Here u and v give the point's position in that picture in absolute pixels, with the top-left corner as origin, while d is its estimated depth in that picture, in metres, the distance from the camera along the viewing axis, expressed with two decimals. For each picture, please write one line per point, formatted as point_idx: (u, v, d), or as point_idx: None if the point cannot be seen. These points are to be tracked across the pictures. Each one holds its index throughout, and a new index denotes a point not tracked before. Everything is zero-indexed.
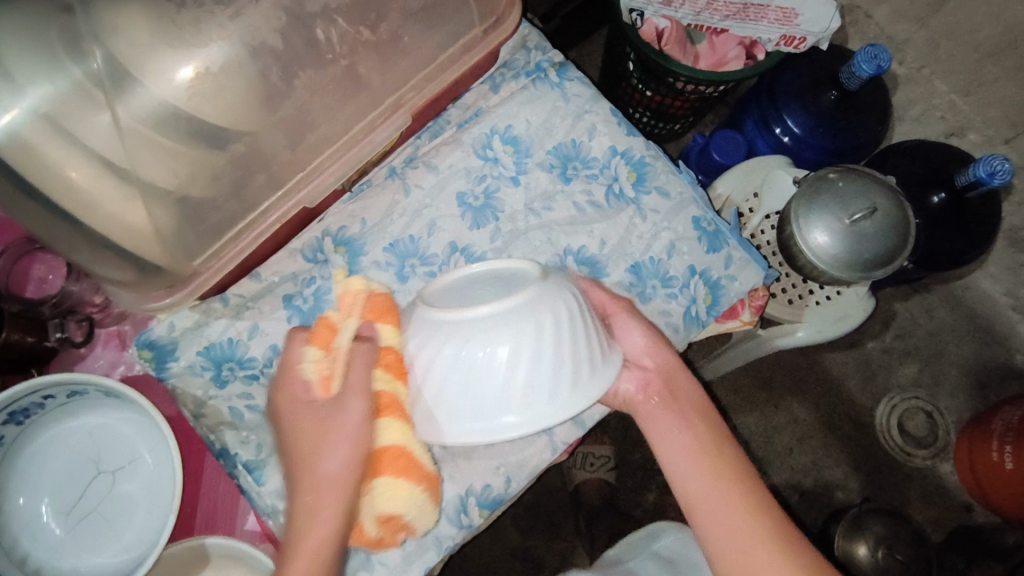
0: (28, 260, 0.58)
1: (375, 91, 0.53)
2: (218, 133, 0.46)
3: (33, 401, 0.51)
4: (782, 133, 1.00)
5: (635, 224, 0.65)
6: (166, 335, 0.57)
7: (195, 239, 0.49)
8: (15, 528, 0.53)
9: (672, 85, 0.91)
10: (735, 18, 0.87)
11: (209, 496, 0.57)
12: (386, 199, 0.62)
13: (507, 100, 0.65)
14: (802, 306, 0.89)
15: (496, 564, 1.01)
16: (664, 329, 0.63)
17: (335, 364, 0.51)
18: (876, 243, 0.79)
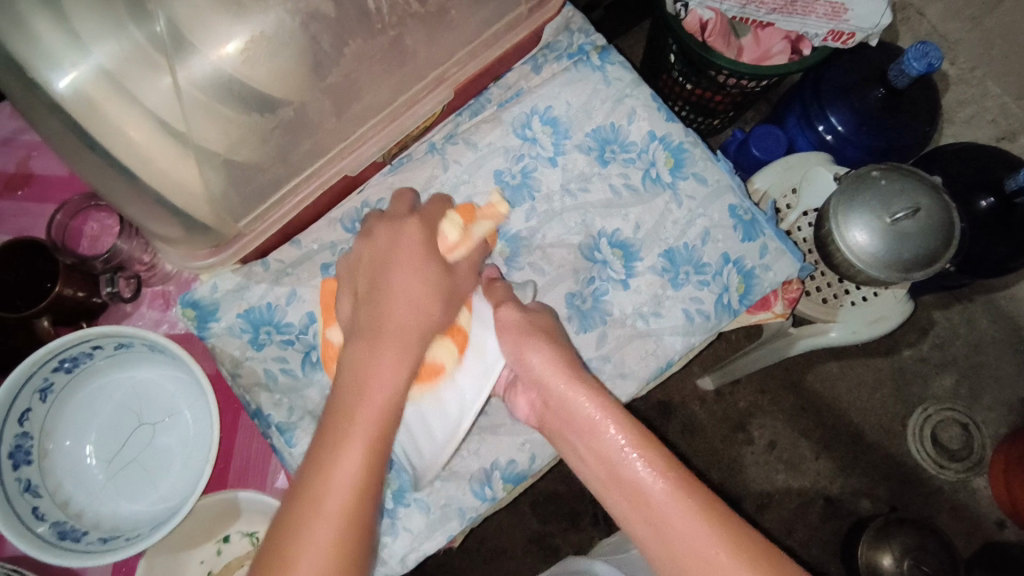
0: (83, 217, 0.61)
1: (420, 64, 0.54)
2: (267, 98, 0.47)
3: (83, 350, 0.54)
4: (826, 130, 0.98)
5: (671, 210, 0.64)
6: (209, 296, 0.59)
7: (239, 200, 0.51)
8: (60, 471, 0.55)
9: (714, 78, 0.91)
10: (781, 12, 0.86)
11: (242, 454, 0.59)
12: (425, 174, 0.63)
13: (548, 81, 0.66)
14: (836, 305, 0.88)
15: (512, 549, 1.02)
16: (695, 315, 0.62)
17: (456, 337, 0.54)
18: (918, 243, 0.77)
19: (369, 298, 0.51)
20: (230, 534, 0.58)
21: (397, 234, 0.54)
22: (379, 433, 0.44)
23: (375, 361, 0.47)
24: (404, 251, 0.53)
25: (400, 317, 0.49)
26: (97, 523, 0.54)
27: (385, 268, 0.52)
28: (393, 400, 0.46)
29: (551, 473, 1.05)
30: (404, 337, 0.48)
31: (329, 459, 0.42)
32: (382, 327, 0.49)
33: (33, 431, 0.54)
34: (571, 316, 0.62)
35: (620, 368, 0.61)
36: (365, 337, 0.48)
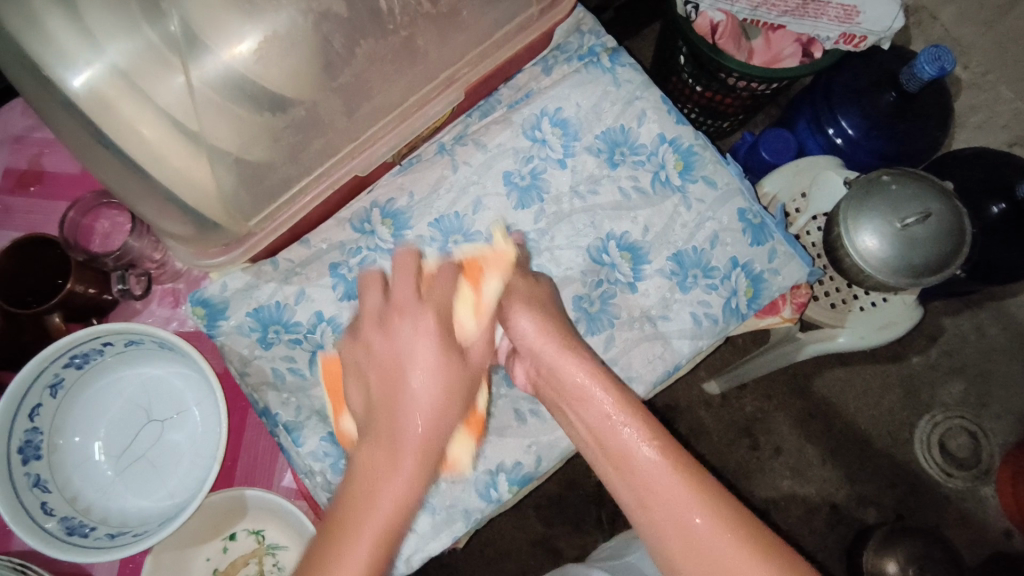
0: (94, 215, 0.61)
1: (430, 64, 0.54)
2: (279, 98, 0.47)
3: (93, 347, 0.54)
4: (836, 134, 0.98)
5: (680, 213, 0.64)
6: (218, 295, 0.59)
7: (250, 200, 0.51)
8: (69, 467, 0.55)
9: (724, 80, 0.90)
10: (793, 14, 0.85)
11: (250, 451, 0.59)
12: (435, 174, 0.63)
13: (558, 83, 0.66)
14: (845, 310, 0.87)
15: (515, 550, 1.02)
16: (703, 319, 0.62)
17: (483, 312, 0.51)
18: (929, 249, 0.76)
19: (382, 387, 0.45)
20: (236, 531, 0.58)
21: (407, 321, 0.47)
22: (382, 550, 0.38)
23: (388, 468, 0.41)
24: (416, 344, 0.46)
25: (414, 417, 0.43)
26: (105, 518, 0.55)
27: (394, 362, 0.45)
28: (401, 516, 0.40)
29: (555, 475, 1.05)
30: (421, 445, 0.42)
31: (327, 569, 0.37)
32: (395, 421, 0.43)
33: (43, 426, 0.54)
34: (579, 318, 0.62)
35: (628, 371, 0.61)
36: (376, 439, 0.42)
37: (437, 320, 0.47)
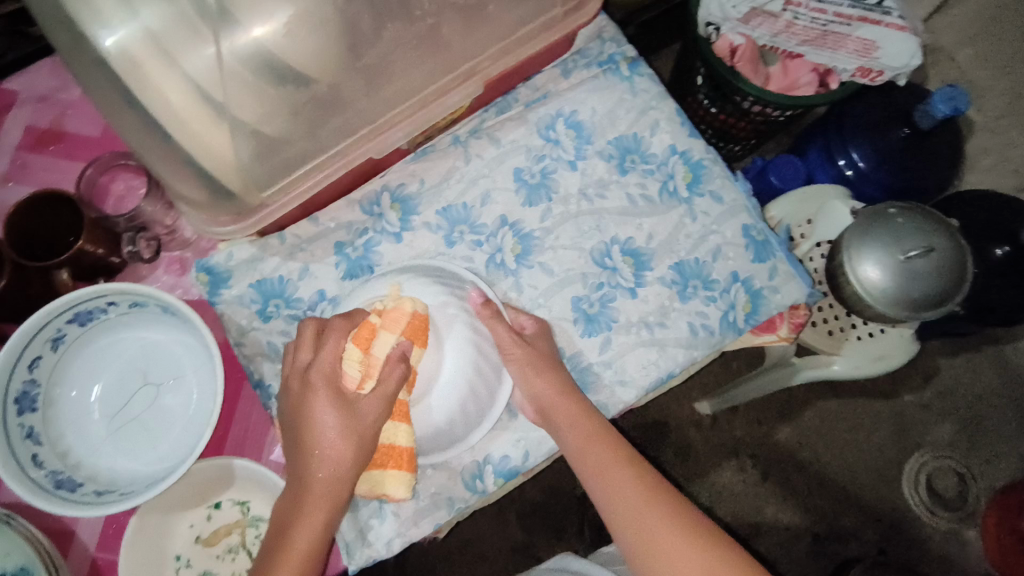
0: (112, 175, 0.62)
1: (453, 54, 0.55)
2: (301, 75, 0.48)
3: (97, 305, 0.55)
4: (846, 165, 0.99)
5: (685, 223, 0.65)
6: (224, 263, 0.60)
7: (266, 171, 0.52)
8: (62, 421, 0.56)
9: (738, 104, 0.92)
10: (811, 44, 0.84)
11: (242, 423, 0.59)
12: (447, 164, 0.64)
13: (576, 87, 0.67)
14: (842, 338, 0.87)
15: (495, 554, 1.02)
16: (699, 329, 0.63)
17: (373, 368, 0.50)
18: (929, 285, 0.77)
19: (297, 448, 0.49)
20: (221, 501, 0.58)
21: (306, 399, 0.49)
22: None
23: (301, 514, 0.47)
24: (321, 414, 0.48)
25: (325, 469, 0.48)
26: (93, 475, 0.55)
27: (302, 422, 0.49)
28: (312, 553, 0.47)
29: (541, 482, 1.04)
30: (326, 488, 0.48)
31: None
32: (307, 476, 0.48)
33: (40, 379, 0.55)
34: (577, 319, 0.62)
35: (621, 374, 0.61)
36: (294, 490, 0.48)
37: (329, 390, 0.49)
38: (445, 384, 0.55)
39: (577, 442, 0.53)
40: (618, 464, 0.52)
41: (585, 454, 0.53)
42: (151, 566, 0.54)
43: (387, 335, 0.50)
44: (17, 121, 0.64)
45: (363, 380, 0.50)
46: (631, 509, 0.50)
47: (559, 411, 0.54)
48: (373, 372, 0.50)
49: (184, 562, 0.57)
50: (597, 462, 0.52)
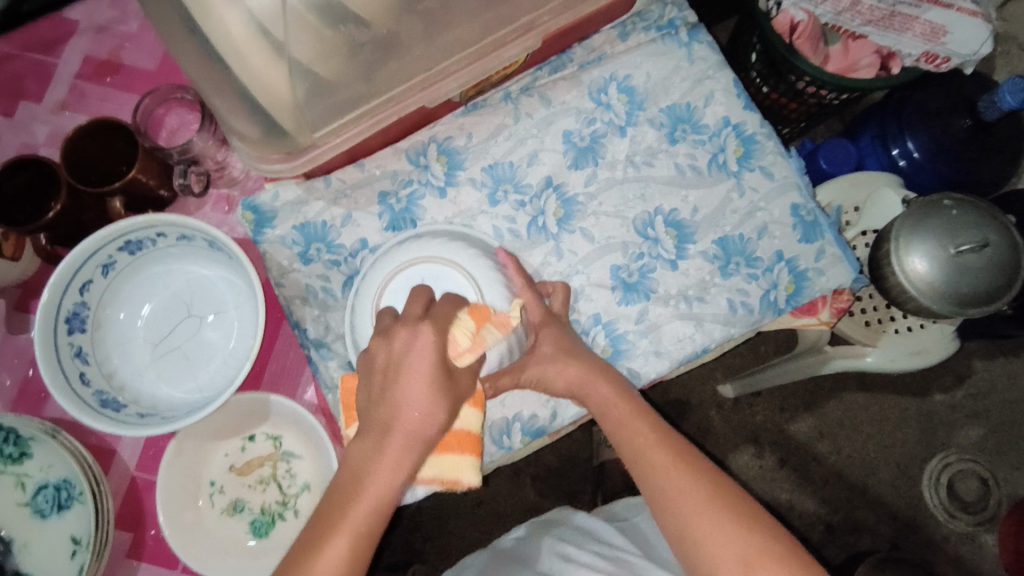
0: (168, 108, 0.63)
1: (514, 6, 0.54)
2: (361, 17, 0.47)
3: (147, 235, 0.56)
4: (900, 155, 0.95)
5: (732, 199, 0.63)
6: (269, 203, 0.61)
7: (320, 113, 0.51)
8: (109, 345, 0.58)
9: (793, 84, 0.88)
10: (876, 25, 0.81)
11: (279, 361, 0.61)
12: (496, 120, 0.63)
13: (633, 50, 0.65)
14: (880, 330, 0.86)
15: (508, 514, 1.04)
16: (738, 306, 0.62)
17: (482, 344, 0.48)
18: (978, 282, 0.75)
19: (381, 398, 0.46)
20: (255, 434, 0.60)
21: (412, 342, 0.46)
22: (369, 526, 0.44)
23: (376, 467, 0.45)
24: (416, 368, 0.46)
25: (410, 429, 0.45)
26: (136, 399, 0.57)
27: (398, 375, 0.46)
28: (386, 504, 0.45)
29: (559, 448, 1.05)
30: (407, 443, 0.45)
31: (325, 534, 0.44)
32: (393, 432, 0.45)
33: (90, 303, 0.57)
34: (616, 287, 0.62)
35: (656, 345, 0.61)
36: (375, 439, 0.46)
37: (436, 357, 0.46)
38: (483, 334, 0.52)
39: (600, 400, 0.52)
40: (639, 419, 0.51)
41: (605, 413, 0.52)
42: (186, 488, 0.57)
43: (492, 325, 0.49)
44: (75, 49, 0.65)
45: (466, 351, 0.48)
46: (654, 460, 0.49)
47: (576, 384, 0.53)
48: (480, 347, 0.48)
49: (218, 489, 0.59)
50: (620, 417, 0.51)
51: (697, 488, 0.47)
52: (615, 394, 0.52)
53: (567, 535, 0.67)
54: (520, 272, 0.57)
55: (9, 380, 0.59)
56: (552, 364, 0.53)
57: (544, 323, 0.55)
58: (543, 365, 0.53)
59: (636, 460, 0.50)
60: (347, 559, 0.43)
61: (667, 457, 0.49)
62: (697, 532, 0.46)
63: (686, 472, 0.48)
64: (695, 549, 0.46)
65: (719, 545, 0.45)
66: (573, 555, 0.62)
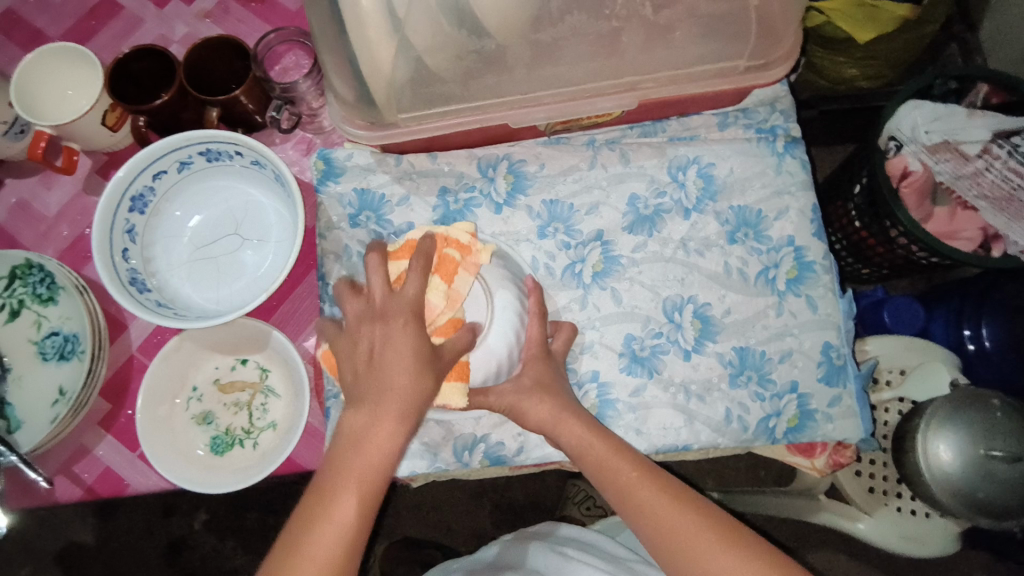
0: (288, 48, 0.67)
1: (623, 63, 0.55)
2: (479, 24, 0.51)
3: (227, 150, 0.61)
4: (970, 338, 0.89)
5: (767, 315, 0.63)
6: (342, 160, 0.65)
7: (410, 98, 0.54)
8: (159, 232, 0.63)
9: (886, 229, 0.78)
10: (992, 202, 0.74)
11: (293, 303, 0.64)
12: (570, 160, 0.65)
13: (725, 141, 0.65)
14: (880, 501, 0.82)
15: (455, 526, 1.04)
16: (734, 419, 0.61)
17: (455, 299, 0.51)
18: (1003, 495, 0.69)
19: (373, 367, 0.46)
20: (249, 359, 0.63)
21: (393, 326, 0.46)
22: (370, 488, 0.44)
23: (371, 431, 0.45)
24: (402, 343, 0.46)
25: (402, 396, 0.45)
26: (161, 288, 0.61)
27: (377, 345, 0.46)
28: (381, 465, 0.45)
29: (526, 486, 1.04)
30: (400, 412, 0.45)
31: (324, 508, 0.43)
32: (380, 399, 0.45)
33: (157, 191, 0.61)
34: (624, 354, 0.62)
35: (639, 423, 0.61)
36: (362, 405, 0.45)
37: (419, 327, 0.46)
38: (493, 332, 0.54)
39: (576, 437, 0.52)
40: (620, 458, 0.51)
41: (582, 452, 0.52)
42: (170, 383, 0.60)
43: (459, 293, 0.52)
44: None
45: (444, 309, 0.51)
46: (641, 496, 0.49)
47: (546, 424, 0.54)
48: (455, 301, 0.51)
49: (197, 396, 0.62)
50: (598, 456, 0.51)
51: (697, 524, 0.46)
52: (576, 450, 0.52)
53: (560, 541, 0.67)
54: (538, 301, 0.58)
55: (67, 232, 0.65)
56: (526, 396, 0.54)
57: (539, 360, 0.56)
58: (520, 395, 0.54)
59: (622, 499, 0.49)
60: (356, 519, 0.44)
61: (653, 490, 0.49)
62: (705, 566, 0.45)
63: (672, 501, 0.48)
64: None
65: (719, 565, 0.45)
66: (573, 554, 0.63)
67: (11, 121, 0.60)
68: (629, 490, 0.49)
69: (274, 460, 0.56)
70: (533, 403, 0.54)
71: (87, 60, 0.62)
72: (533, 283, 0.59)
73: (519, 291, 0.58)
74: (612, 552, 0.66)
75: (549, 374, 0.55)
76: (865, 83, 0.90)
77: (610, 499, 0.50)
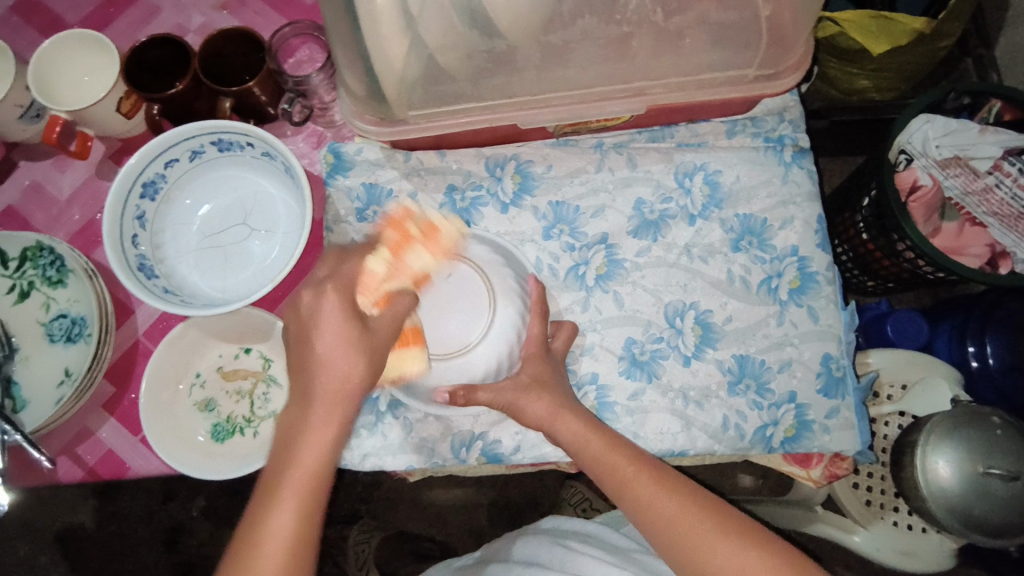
0: (302, 41, 0.68)
1: (633, 67, 0.55)
2: (492, 25, 0.51)
3: (239, 140, 0.62)
4: (974, 355, 0.88)
5: (768, 324, 0.63)
6: (351, 155, 0.65)
7: (421, 95, 0.55)
8: (168, 220, 0.64)
9: (892, 242, 0.78)
10: (1001, 220, 0.74)
11: (299, 294, 0.65)
12: (578, 163, 0.66)
13: (733, 149, 0.66)
14: (876, 515, 0.82)
15: (450, 522, 1.04)
16: (731, 427, 0.61)
17: (399, 269, 0.52)
18: (1000, 512, 0.68)
19: (296, 350, 0.46)
20: (252, 349, 0.64)
21: (319, 307, 0.46)
22: (313, 489, 0.43)
23: (305, 422, 0.44)
24: (325, 324, 0.45)
25: (333, 378, 0.44)
26: (169, 275, 0.62)
27: (309, 335, 0.45)
28: (322, 460, 0.44)
29: (522, 485, 1.04)
30: (336, 399, 0.45)
31: (265, 511, 0.42)
32: (311, 388, 0.44)
33: (169, 178, 0.62)
34: (623, 357, 0.63)
35: (637, 426, 0.61)
36: (296, 400, 0.45)
37: (343, 300, 0.46)
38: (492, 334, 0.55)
39: (573, 433, 0.53)
40: (617, 455, 0.51)
41: (579, 449, 0.52)
42: (174, 369, 0.61)
43: (468, 313, 0.53)
44: None
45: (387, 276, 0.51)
46: (640, 491, 0.48)
47: (544, 422, 0.54)
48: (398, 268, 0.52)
49: (200, 383, 0.63)
50: (595, 452, 0.51)
51: (692, 510, 0.46)
52: (574, 448, 0.53)
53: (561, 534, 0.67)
54: (539, 302, 0.58)
55: (78, 216, 0.66)
56: (525, 395, 0.54)
57: (538, 358, 0.56)
58: (519, 393, 0.54)
59: (620, 493, 0.49)
60: (297, 521, 0.42)
61: (651, 485, 0.48)
62: (699, 551, 0.45)
63: (665, 490, 0.48)
64: (697, 561, 0.45)
65: (714, 550, 0.44)
66: (575, 547, 0.63)
67: (27, 106, 0.60)
68: (625, 488, 0.49)
69: None
70: (532, 401, 0.54)
71: (104, 47, 0.63)
72: (535, 283, 0.60)
73: (523, 292, 0.58)
74: (612, 542, 0.65)
75: (549, 375, 0.56)
76: (877, 95, 0.90)
77: (609, 492, 0.51)
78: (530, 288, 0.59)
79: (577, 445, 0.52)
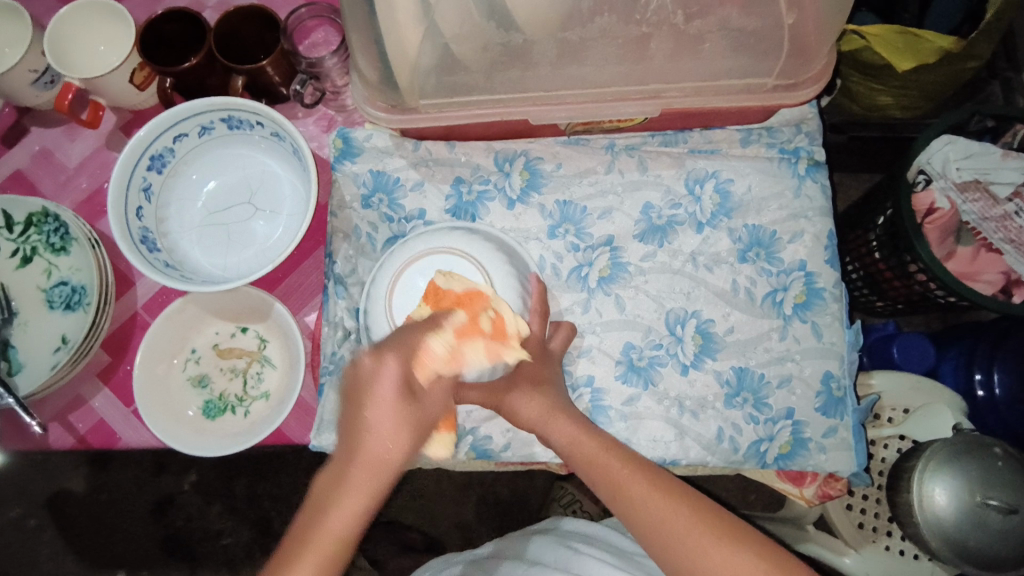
0: (318, 23, 0.67)
1: (651, 69, 0.54)
2: (509, 17, 0.50)
3: (249, 119, 0.62)
4: (980, 384, 0.86)
5: (770, 338, 0.62)
6: (361, 141, 0.65)
7: (434, 84, 0.54)
8: (174, 193, 0.63)
9: (904, 263, 0.77)
10: (1018, 247, 0.73)
11: (299, 276, 0.64)
12: (588, 163, 0.65)
13: (746, 158, 0.65)
14: (868, 538, 0.80)
15: (441, 515, 1.04)
16: (725, 439, 0.60)
17: None
18: (994, 545, 0.67)
19: (350, 424, 0.41)
20: (249, 328, 0.64)
21: (378, 369, 0.41)
22: (334, 561, 0.39)
23: (337, 495, 0.39)
24: (381, 397, 0.41)
25: (381, 453, 0.40)
26: (171, 249, 0.62)
27: (361, 398, 0.41)
28: (350, 533, 0.39)
29: (514, 483, 1.04)
30: (376, 476, 0.40)
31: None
32: (355, 456, 0.40)
33: (177, 152, 0.62)
34: (621, 362, 0.62)
35: (630, 432, 0.60)
36: (336, 468, 0.40)
37: (403, 367, 0.42)
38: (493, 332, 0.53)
39: (566, 432, 0.52)
40: (610, 455, 0.50)
41: (571, 449, 0.51)
42: (171, 343, 0.61)
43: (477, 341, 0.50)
44: None
45: None
46: (634, 491, 0.47)
47: (536, 421, 0.53)
48: None
49: (196, 358, 0.63)
50: (587, 451, 0.50)
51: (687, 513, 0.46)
52: (564, 449, 0.52)
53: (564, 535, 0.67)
54: (539, 300, 0.58)
55: (85, 184, 0.66)
56: (519, 392, 0.54)
57: (534, 356, 0.56)
58: (511, 389, 0.54)
59: (614, 494, 0.48)
60: None
61: (645, 485, 0.47)
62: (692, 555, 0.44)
63: (661, 491, 0.47)
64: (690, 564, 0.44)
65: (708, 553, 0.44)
66: (578, 547, 0.63)
67: (42, 70, 0.61)
68: (616, 489, 0.48)
69: (262, 430, 0.57)
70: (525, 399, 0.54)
71: (121, 16, 0.63)
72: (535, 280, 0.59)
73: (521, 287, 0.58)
74: (617, 544, 0.65)
75: (544, 374, 0.55)
76: (899, 113, 0.89)
77: (601, 492, 0.50)
78: (530, 285, 0.59)
79: (569, 445, 0.52)
